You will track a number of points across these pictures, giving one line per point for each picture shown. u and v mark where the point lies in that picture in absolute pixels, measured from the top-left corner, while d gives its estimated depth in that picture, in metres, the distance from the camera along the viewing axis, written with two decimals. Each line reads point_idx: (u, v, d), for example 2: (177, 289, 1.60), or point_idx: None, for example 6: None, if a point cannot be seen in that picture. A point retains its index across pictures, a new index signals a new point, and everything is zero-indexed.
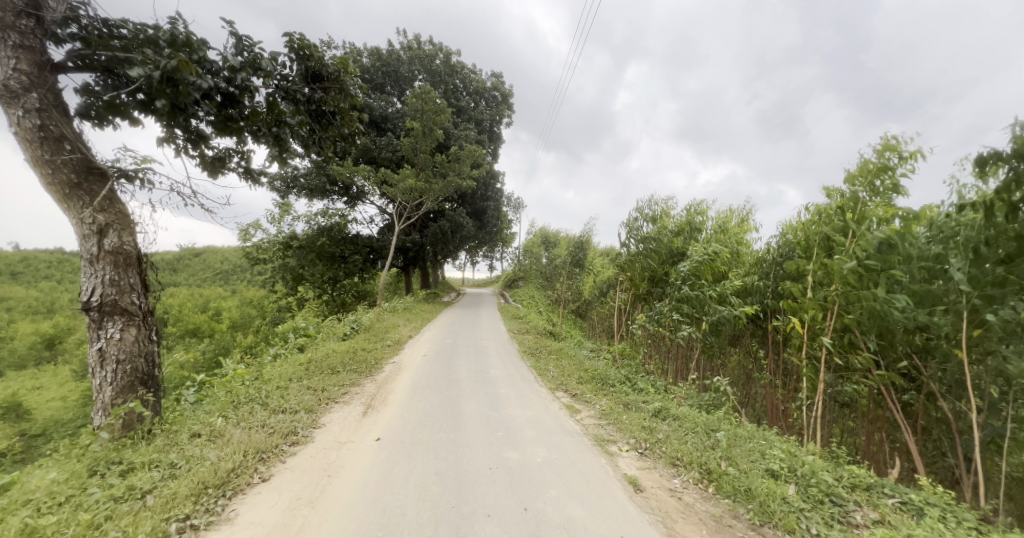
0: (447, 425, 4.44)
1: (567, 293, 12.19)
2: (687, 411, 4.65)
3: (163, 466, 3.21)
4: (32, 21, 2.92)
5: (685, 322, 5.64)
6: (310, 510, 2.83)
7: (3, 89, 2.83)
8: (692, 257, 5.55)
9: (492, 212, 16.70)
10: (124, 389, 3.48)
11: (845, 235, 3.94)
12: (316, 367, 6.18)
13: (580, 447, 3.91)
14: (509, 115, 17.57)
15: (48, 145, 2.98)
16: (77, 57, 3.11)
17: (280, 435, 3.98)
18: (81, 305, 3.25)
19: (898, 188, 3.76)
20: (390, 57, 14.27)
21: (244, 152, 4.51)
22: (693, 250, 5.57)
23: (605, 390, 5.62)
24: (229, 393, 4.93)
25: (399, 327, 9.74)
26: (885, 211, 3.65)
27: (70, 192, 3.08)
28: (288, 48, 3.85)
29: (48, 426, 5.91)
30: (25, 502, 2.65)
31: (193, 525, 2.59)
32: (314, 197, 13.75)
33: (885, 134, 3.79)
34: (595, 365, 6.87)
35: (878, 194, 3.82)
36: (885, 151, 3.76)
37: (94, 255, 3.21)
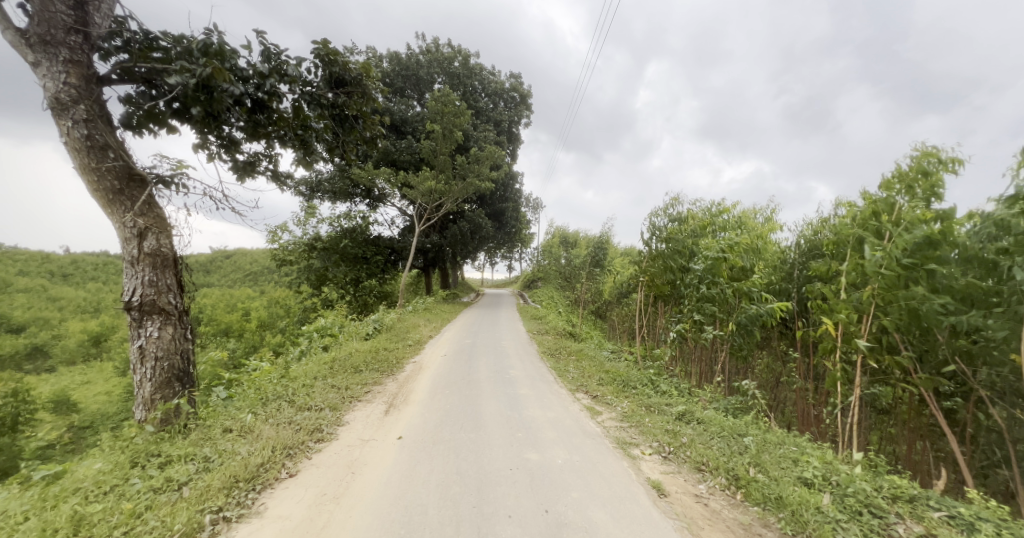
0: (467, 425, 4.46)
1: (587, 293, 12.07)
2: (713, 415, 4.51)
3: (198, 460, 3.35)
4: (81, 38, 3.12)
5: (708, 323, 5.49)
6: (335, 506, 2.89)
7: (54, 102, 3.03)
8: (708, 254, 5.41)
9: (511, 212, 16.72)
10: (162, 385, 3.65)
11: (881, 236, 3.78)
12: (339, 366, 6.32)
13: (601, 450, 3.85)
14: (527, 115, 17.55)
15: (94, 154, 3.18)
16: (121, 70, 3.29)
17: (306, 431, 4.09)
18: (123, 304, 3.44)
19: (937, 193, 3.59)
20: (410, 61, 14.48)
21: (272, 157, 4.67)
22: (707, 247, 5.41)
23: (627, 392, 5.53)
24: (258, 390, 5.10)
25: (420, 328, 9.86)
26: (924, 212, 3.46)
27: (113, 198, 3.28)
28: (314, 55, 3.97)
29: (95, 419, 6.28)
30: (75, 490, 2.83)
31: (225, 517, 2.70)
32: (337, 200, 14.11)
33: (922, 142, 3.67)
34: (616, 367, 6.75)
35: (915, 194, 3.65)
36: (922, 156, 3.63)
37: (135, 257, 3.39)
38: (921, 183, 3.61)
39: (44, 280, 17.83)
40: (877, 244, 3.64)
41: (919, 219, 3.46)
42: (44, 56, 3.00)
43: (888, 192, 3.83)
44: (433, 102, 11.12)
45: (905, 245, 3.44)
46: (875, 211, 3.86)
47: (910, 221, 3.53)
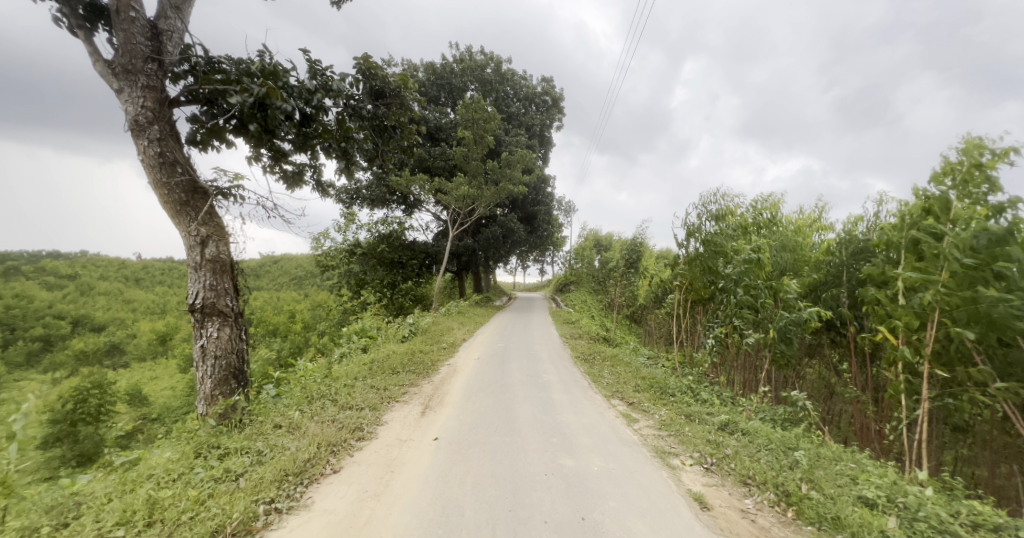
0: (502, 429, 4.48)
1: (621, 297, 11.84)
2: (759, 426, 4.27)
3: (252, 453, 3.58)
4: (156, 65, 3.46)
5: (750, 329, 5.22)
6: (376, 502, 3.00)
7: (133, 123, 3.37)
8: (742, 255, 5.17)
9: (543, 216, 16.70)
10: (221, 381, 3.95)
11: (937, 237, 3.50)
12: (378, 367, 6.56)
13: (638, 458, 3.76)
14: (559, 118, 17.51)
15: (165, 169, 3.51)
16: (188, 92, 3.62)
17: (348, 430, 4.26)
18: (188, 307, 3.76)
19: (992, 184, 3.29)
20: (443, 70, 14.87)
21: (317, 167, 4.94)
22: (743, 248, 5.19)
23: (665, 399, 5.36)
24: (304, 389, 5.39)
25: (454, 331, 10.02)
26: (984, 209, 3.20)
27: (180, 209, 3.60)
28: (357, 70, 4.21)
29: (162, 411, 6.85)
30: (149, 476, 3.12)
31: (277, 509, 2.87)
32: (375, 207, 14.69)
33: (970, 132, 3.37)
34: (653, 373, 6.56)
35: (975, 189, 3.36)
36: (972, 148, 3.35)
37: (198, 263, 3.70)
38: (985, 176, 3.31)
39: (120, 284, 19.74)
40: (936, 245, 3.37)
41: (981, 217, 3.19)
42: (126, 83, 3.37)
43: (939, 186, 3.54)
44: (465, 109, 11.33)
45: (972, 246, 3.16)
46: (931, 210, 3.58)
47: (973, 220, 3.26)
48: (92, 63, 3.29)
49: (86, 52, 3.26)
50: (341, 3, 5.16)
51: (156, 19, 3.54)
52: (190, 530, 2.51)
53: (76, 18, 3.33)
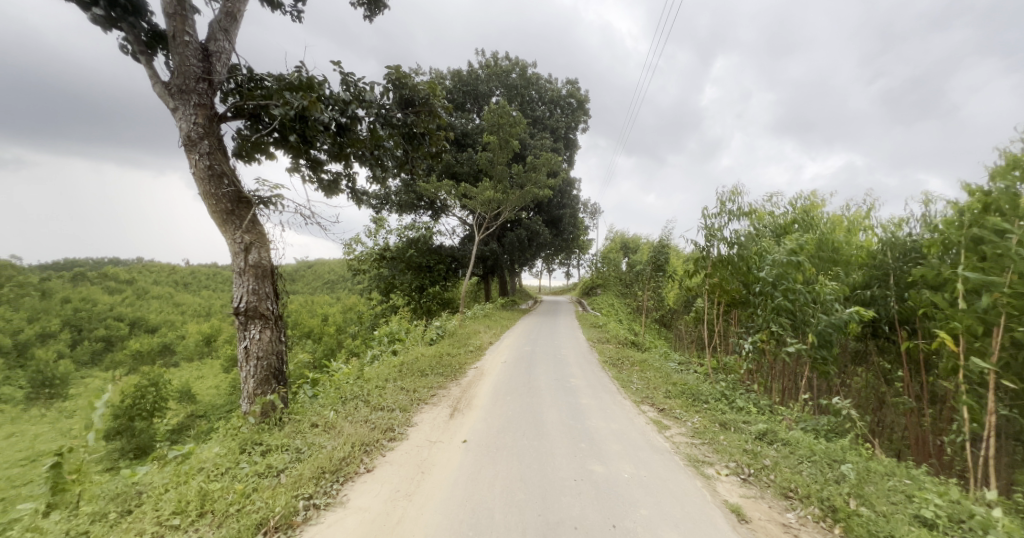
0: (530, 433, 4.49)
1: (649, 301, 11.57)
2: (801, 436, 4.06)
3: (292, 450, 3.73)
4: (206, 84, 3.71)
5: (789, 334, 4.98)
6: (407, 502, 3.06)
7: (186, 139, 3.64)
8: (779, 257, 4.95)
9: (569, 219, 16.58)
10: (262, 381, 4.16)
11: (1000, 235, 3.25)
12: (408, 369, 6.70)
13: (670, 466, 3.67)
14: (585, 120, 17.38)
15: (213, 181, 3.76)
16: (234, 108, 3.86)
17: (380, 430, 4.39)
18: (233, 310, 4.00)
19: None
20: (470, 76, 15.10)
21: (350, 175, 5.14)
22: (779, 250, 4.97)
23: (698, 407, 5.19)
24: (338, 390, 5.58)
25: (480, 334, 10.10)
26: None
27: (227, 218, 3.84)
28: (388, 80, 4.38)
29: (208, 409, 7.26)
30: (200, 470, 3.33)
31: (315, 504, 2.99)
32: (403, 212, 15.05)
33: None
34: (685, 379, 6.37)
35: None
36: None
37: (242, 268, 3.92)
38: None
39: (171, 288, 21.15)
40: (1000, 243, 3.12)
41: None
42: (180, 103, 3.64)
43: (1002, 180, 3.28)
44: (490, 114, 11.44)
45: None
46: (993, 206, 3.31)
47: None
48: (151, 85, 3.58)
49: (146, 75, 3.56)
50: (373, 17, 5.36)
51: (207, 41, 3.81)
52: (237, 522, 2.65)
53: (139, 44, 3.64)
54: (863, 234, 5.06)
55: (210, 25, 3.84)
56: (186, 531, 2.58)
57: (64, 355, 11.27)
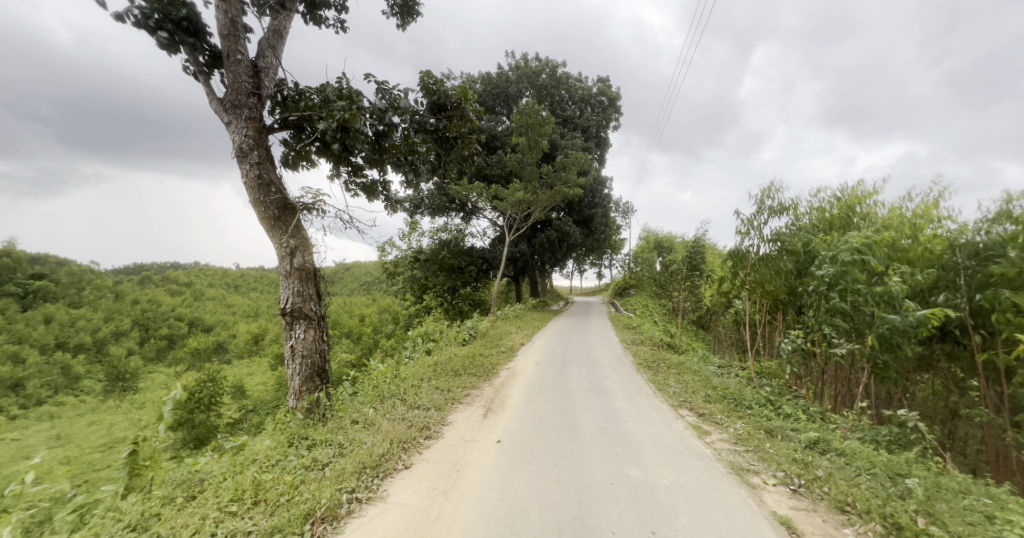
0: (564, 435, 4.44)
1: (685, 302, 11.18)
2: (858, 446, 3.78)
3: (335, 446, 3.89)
4: (256, 98, 3.96)
5: (843, 338, 4.64)
6: (444, 500, 3.12)
7: (238, 150, 3.90)
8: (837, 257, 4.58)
9: (600, 218, 16.31)
10: (307, 379, 4.40)
11: None
12: (441, 370, 6.83)
13: (713, 474, 3.52)
14: (616, 118, 17.08)
15: (262, 189, 4.01)
16: (280, 120, 4.10)
17: (417, 428, 4.50)
18: (280, 310, 4.25)
19: None
20: (500, 79, 15.22)
21: (386, 181, 5.33)
22: (832, 248, 4.65)
23: (740, 412, 4.96)
24: (376, 388, 5.78)
25: (512, 334, 10.15)
26: None
27: (275, 223, 4.08)
28: (422, 87, 4.52)
29: (258, 404, 7.71)
30: (253, 461, 3.54)
31: (358, 498, 3.11)
32: (435, 215, 15.39)
33: None
34: (726, 383, 6.10)
35: None
36: None
37: (288, 271, 4.15)
38: None
39: (223, 289, 22.70)
40: None
41: None
42: (234, 117, 3.91)
43: None
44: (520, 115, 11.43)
45: None
46: None
47: None
48: (209, 102, 3.88)
49: (204, 92, 3.84)
50: (405, 26, 5.52)
51: (256, 58, 4.07)
52: (287, 511, 2.81)
53: (198, 64, 3.94)
54: (924, 227, 4.66)
55: (259, 43, 4.10)
56: (242, 518, 2.75)
57: (134, 352, 12.36)
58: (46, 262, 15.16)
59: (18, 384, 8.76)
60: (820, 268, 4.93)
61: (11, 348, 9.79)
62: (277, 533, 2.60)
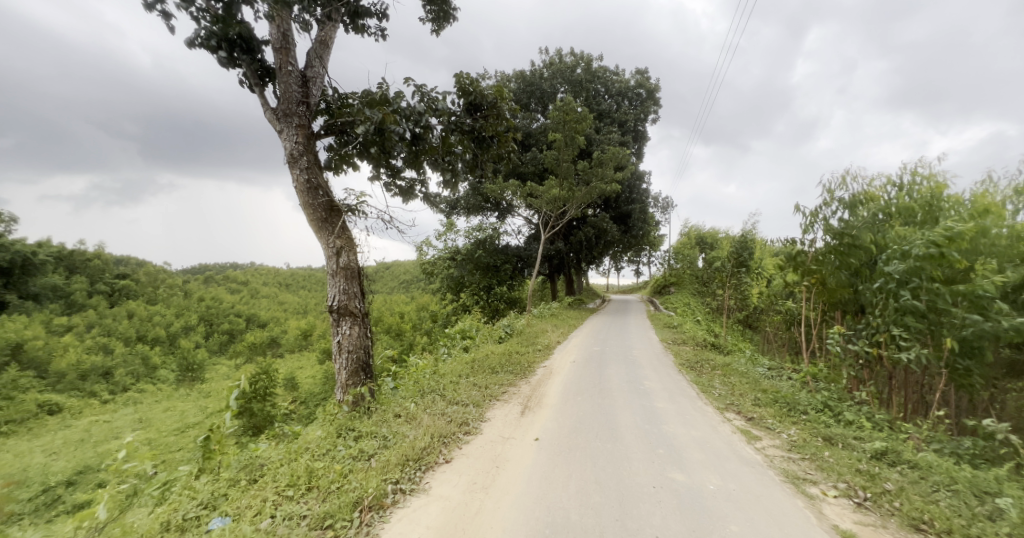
0: (604, 435, 4.35)
1: (731, 300, 10.60)
2: (935, 459, 3.42)
3: (379, 438, 4.04)
4: (305, 107, 4.20)
5: (916, 340, 4.22)
6: (484, 495, 3.16)
7: (289, 156, 4.15)
8: (910, 251, 4.16)
9: (639, 214, 15.83)
10: (352, 373, 4.63)
11: None
12: (479, 367, 6.92)
13: (765, 482, 3.33)
14: (655, 110, 16.51)
15: (310, 193, 4.24)
16: (326, 126, 4.31)
17: (456, 424, 4.59)
18: (328, 307, 4.49)
19: None
20: (534, 76, 15.16)
21: (425, 181, 5.46)
22: (904, 243, 4.24)
23: (794, 417, 4.65)
24: (417, 383, 5.94)
25: (548, 333, 10.09)
26: None
27: (322, 224, 4.30)
28: (459, 88, 4.59)
29: (308, 395, 8.17)
30: (306, 449, 3.77)
31: (402, 489, 3.22)
32: (470, 214, 15.62)
33: None
34: (777, 386, 5.74)
35: None
36: None
37: (335, 270, 4.36)
38: None
39: (276, 288, 24.27)
40: None
41: None
42: (285, 125, 4.16)
43: None
44: (556, 112, 11.33)
45: None
46: None
47: None
48: (263, 112, 4.15)
49: (259, 103, 4.12)
50: (441, 30, 5.62)
51: (305, 69, 4.30)
52: (338, 498, 2.96)
53: (254, 78, 4.23)
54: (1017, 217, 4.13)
55: (307, 54, 4.33)
56: (298, 502, 2.93)
57: (200, 345, 13.50)
58: (128, 263, 16.95)
59: (108, 372, 9.85)
60: (889, 264, 4.50)
61: (102, 339, 11.05)
62: (329, 518, 2.75)
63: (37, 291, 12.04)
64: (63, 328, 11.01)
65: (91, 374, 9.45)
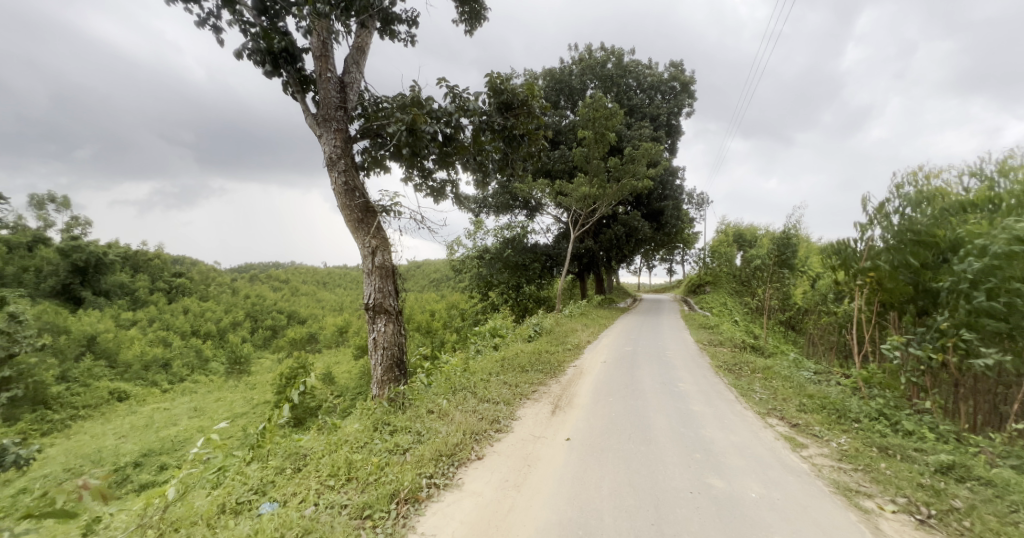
0: (637, 437, 4.26)
1: (772, 300, 10.07)
2: (1013, 476, 3.11)
3: (413, 432, 4.14)
4: (343, 111, 4.36)
5: (990, 345, 3.84)
6: (516, 493, 3.17)
7: (328, 159, 4.32)
8: (988, 248, 3.78)
9: (672, 211, 15.36)
10: (387, 369, 4.79)
11: None
12: (509, 365, 6.96)
13: (812, 492, 3.15)
14: (689, 103, 15.95)
15: (348, 194, 4.40)
16: (362, 130, 4.46)
17: (487, 421, 4.63)
18: (365, 305, 4.65)
19: None
20: (563, 74, 15.06)
21: (455, 181, 5.55)
22: (982, 240, 3.85)
23: (845, 425, 4.37)
24: (448, 380, 6.05)
25: (578, 332, 9.98)
26: None
27: (359, 225, 4.46)
28: (490, 87, 4.62)
29: (345, 390, 8.49)
30: (345, 441, 3.92)
31: (436, 483, 3.29)
32: (500, 213, 15.72)
33: None
34: (825, 391, 5.40)
35: None
36: None
37: (370, 268, 4.51)
38: None
39: (315, 286, 25.38)
40: None
41: None
42: (324, 130, 4.33)
43: None
44: (585, 109, 11.20)
45: None
46: None
47: None
48: (305, 118, 4.35)
49: (301, 109, 4.32)
50: (473, 30, 5.67)
51: (343, 75, 4.47)
52: (375, 489, 3.06)
53: (295, 85, 4.43)
54: None
55: (345, 60, 4.49)
56: (338, 492, 3.05)
57: (247, 339, 14.35)
58: (184, 262, 18.27)
59: (167, 363, 10.66)
60: (963, 262, 4.10)
61: (161, 333, 11.95)
62: (368, 509, 2.85)
63: (107, 288, 13.24)
64: (129, 322, 12.04)
65: (153, 364, 10.28)
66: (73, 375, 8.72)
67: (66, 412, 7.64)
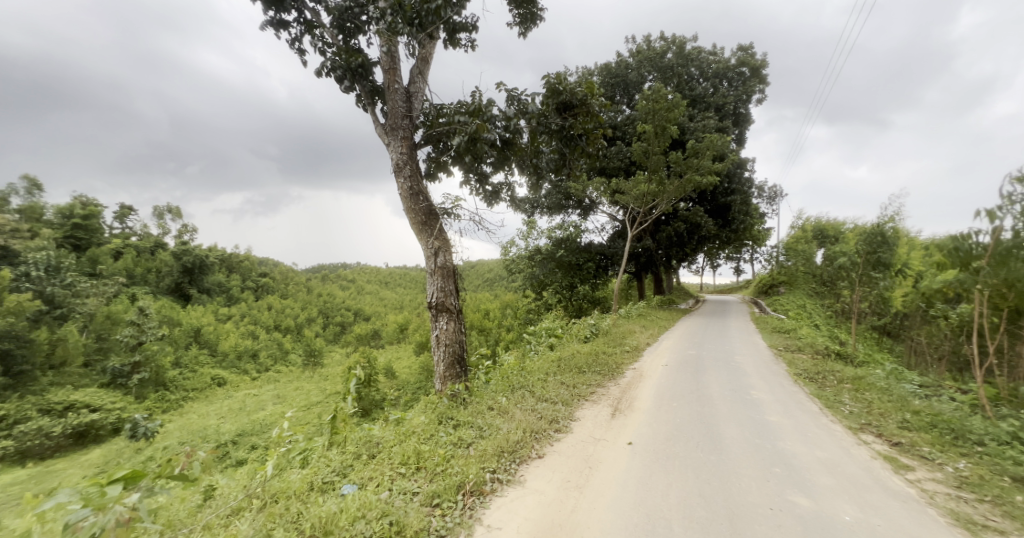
0: (706, 446, 4.02)
1: (863, 303, 8.99)
2: None
3: (476, 428, 4.24)
4: (408, 120, 4.59)
5: None
6: (579, 494, 3.13)
7: (395, 165, 4.57)
8: None
9: (740, 206, 14.30)
10: (450, 366, 4.95)
11: None
12: (565, 365, 6.89)
13: (921, 521, 2.76)
14: (760, 89, 14.78)
15: (412, 197, 4.63)
16: (426, 136, 4.67)
17: (546, 420, 4.62)
18: (428, 303, 4.85)
19: None
20: (619, 67, 14.72)
21: (512, 184, 5.61)
22: None
23: (965, 449, 3.77)
24: (506, 378, 6.12)
25: (636, 334, 9.63)
26: None
27: (423, 226, 4.67)
28: (548, 88, 4.62)
29: (408, 384, 8.90)
30: (411, 433, 4.11)
31: (499, 478, 3.35)
32: (552, 213, 15.67)
33: None
34: (935, 408, 4.71)
35: None
36: None
37: (433, 268, 4.70)
38: None
39: (378, 285, 27.00)
40: None
41: None
42: (392, 138, 4.60)
43: None
44: (644, 102, 10.82)
45: None
46: None
47: None
48: (374, 128, 4.64)
49: (371, 120, 4.61)
50: (527, 32, 5.70)
51: (409, 84, 4.71)
52: (443, 480, 3.17)
53: (366, 98, 4.74)
54: None
55: (411, 71, 4.73)
56: (410, 479, 3.22)
57: (320, 334, 15.60)
58: (268, 264, 20.29)
59: (255, 353, 11.90)
60: None
61: (250, 327, 13.37)
62: (437, 497, 2.97)
63: (208, 286, 15.09)
64: (225, 316, 13.62)
65: (244, 354, 11.53)
66: (184, 361, 10.06)
67: (180, 393, 8.81)
